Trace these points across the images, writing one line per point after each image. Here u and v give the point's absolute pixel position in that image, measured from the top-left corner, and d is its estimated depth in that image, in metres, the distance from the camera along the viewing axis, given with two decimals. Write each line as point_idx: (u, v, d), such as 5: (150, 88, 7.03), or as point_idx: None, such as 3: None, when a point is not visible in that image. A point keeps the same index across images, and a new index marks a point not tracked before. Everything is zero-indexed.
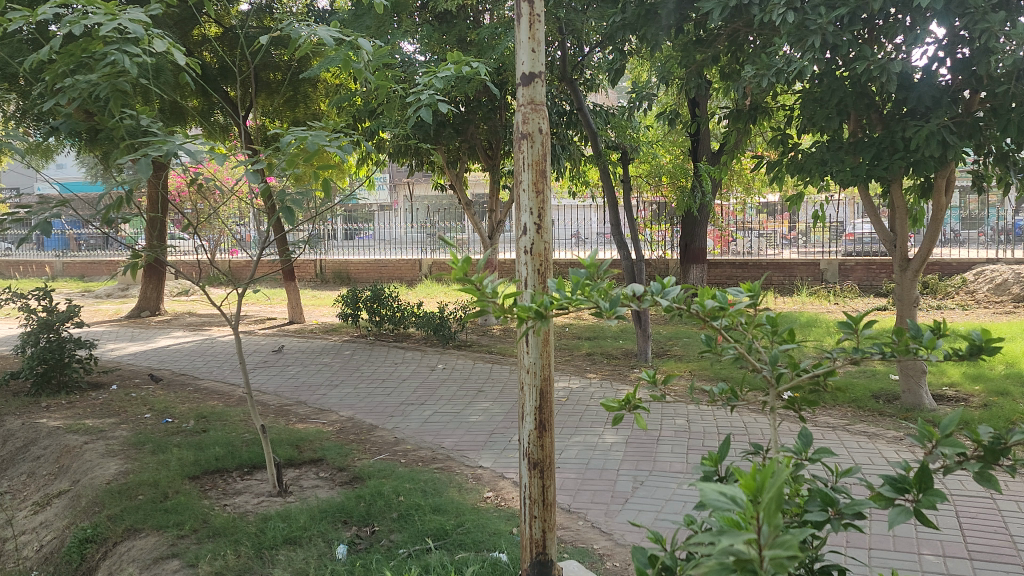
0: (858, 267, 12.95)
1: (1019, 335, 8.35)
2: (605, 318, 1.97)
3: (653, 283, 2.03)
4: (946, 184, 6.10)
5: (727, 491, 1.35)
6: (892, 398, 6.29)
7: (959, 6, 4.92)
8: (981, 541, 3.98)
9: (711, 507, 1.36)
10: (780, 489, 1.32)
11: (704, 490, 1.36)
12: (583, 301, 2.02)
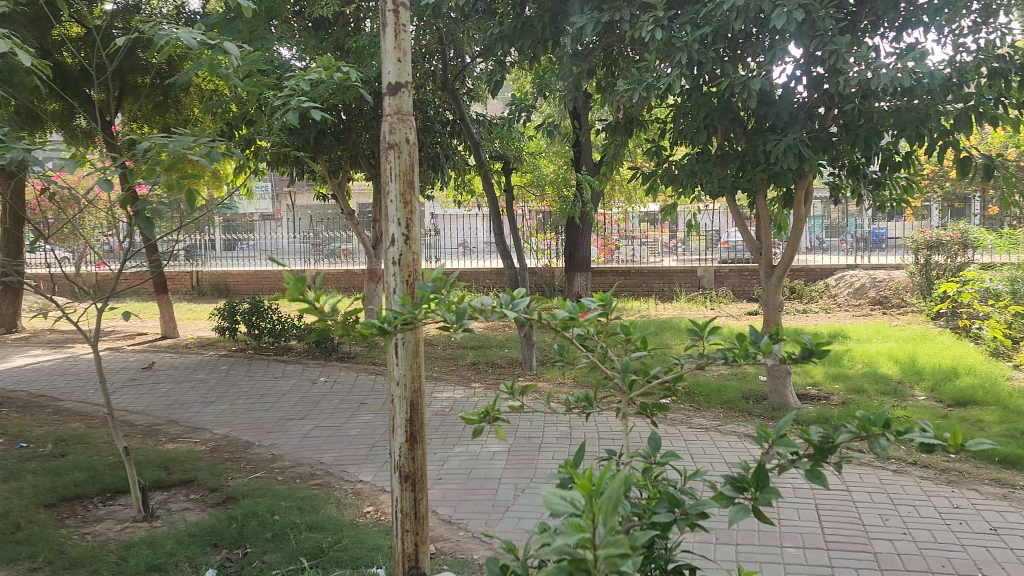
0: (732, 274, 13.55)
1: (874, 336, 8.94)
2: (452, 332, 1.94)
3: (502, 295, 2.04)
4: (806, 195, 6.45)
5: (567, 492, 1.40)
6: (761, 399, 6.60)
7: (810, 29, 5.24)
8: (838, 532, 4.23)
9: (553, 510, 1.39)
10: (618, 489, 1.38)
11: (546, 492, 1.40)
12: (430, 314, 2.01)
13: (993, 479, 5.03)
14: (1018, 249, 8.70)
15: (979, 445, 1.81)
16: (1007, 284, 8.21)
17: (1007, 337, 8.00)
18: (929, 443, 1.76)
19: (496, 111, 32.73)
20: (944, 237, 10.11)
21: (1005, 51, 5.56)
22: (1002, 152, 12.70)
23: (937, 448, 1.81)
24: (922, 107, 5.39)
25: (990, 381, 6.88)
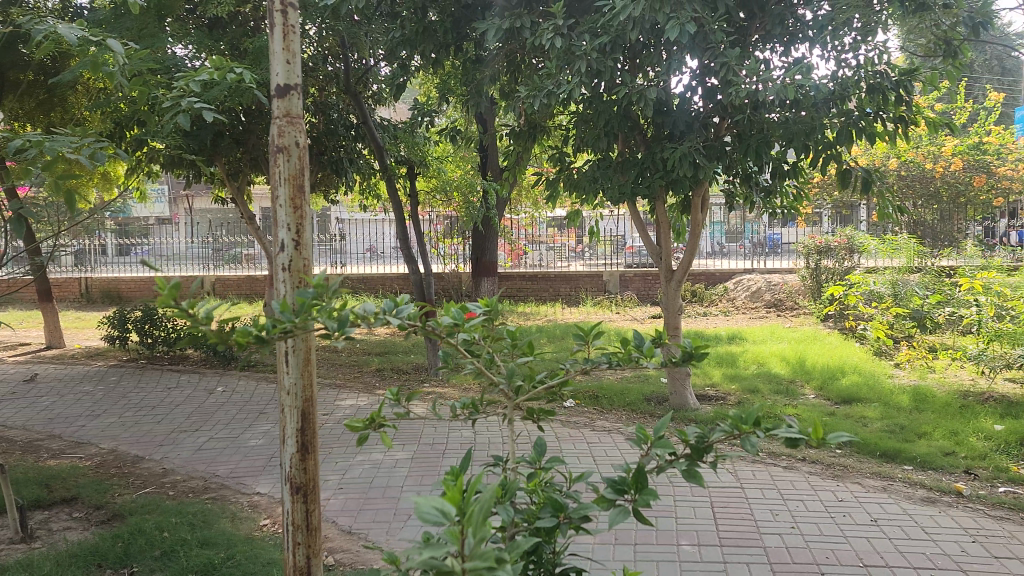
0: (636, 278, 13.84)
1: (768, 338, 9.30)
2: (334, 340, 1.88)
3: (385, 300, 1.99)
4: (702, 202, 6.65)
5: (442, 506, 1.49)
6: (662, 400, 6.75)
7: (702, 42, 5.41)
8: (731, 528, 4.36)
9: (425, 521, 1.49)
10: (487, 502, 1.48)
11: (418, 505, 1.49)
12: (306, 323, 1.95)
13: (874, 472, 5.29)
14: (898, 254, 9.20)
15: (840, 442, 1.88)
16: (888, 287, 8.66)
17: (889, 336, 8.45)
18: (797, 439, 1.84)
19: (401, 116, 32.61)
20: (832, 242, 10.60)
21: (882, 67, 5.87)
22: (885, 163, 13.40)
23: (803, 442, 1.89)
24: (808, 121, 5.65)
25: (874, 380, 7.24)
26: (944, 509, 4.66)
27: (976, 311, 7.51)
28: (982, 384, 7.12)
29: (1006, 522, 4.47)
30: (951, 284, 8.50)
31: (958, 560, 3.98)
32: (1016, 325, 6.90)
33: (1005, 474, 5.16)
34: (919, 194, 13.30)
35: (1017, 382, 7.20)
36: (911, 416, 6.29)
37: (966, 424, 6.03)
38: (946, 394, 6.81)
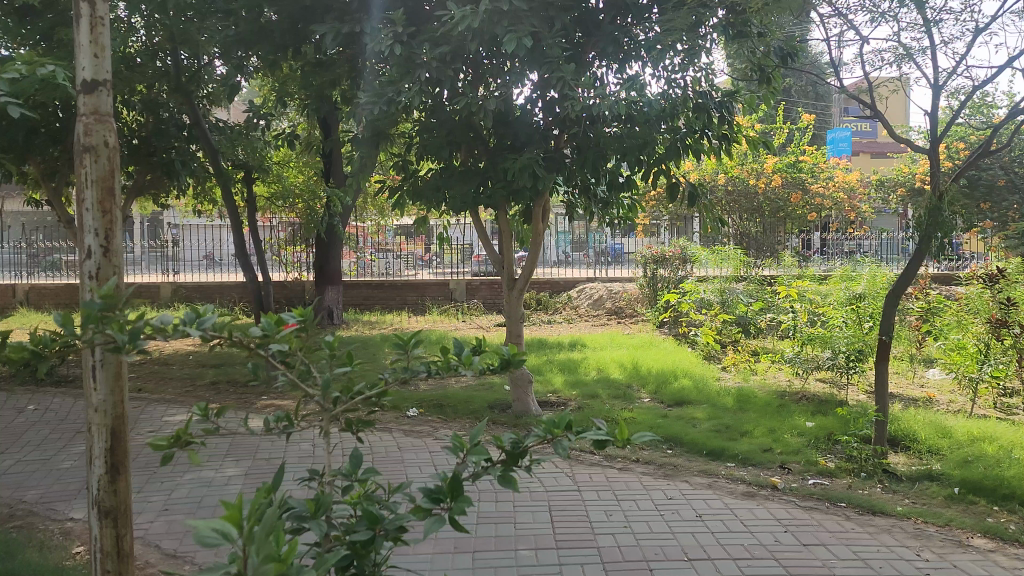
0: (482, 287, 13.90)
1: (607, 344, 9.64)
2: (124, 354, 1.90)
3: (186, 312, 1.98)
4: (543, 213, 6.79)
5: (221, 528, 1.54)
6: (505, 408, 6.83)
7: (540, 57, 5.56)
8: (568, 530, 4.48)
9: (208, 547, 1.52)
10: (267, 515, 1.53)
11: (197, 532, 1.51)
12: (102, 334, 1.94)
13: (701, 470, 5.59)
14: (725, 264, 9.81)
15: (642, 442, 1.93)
16: (717, 294, 9.19)
17: (717, 341, 8.98)
18: (606, 441, 1.90)
19: (239, 116, 31.51)
20: (667, 252, 11.19)
21: (707, 88, 6.22)
22: (714, 178, 14.25)
23: (610, 444, 1.97)
24: (643, 134, 5.87)
25: (702, 382, 7.66)
26: (762, 502, 4.98)
27: (792, 317, 8.13)
28: (797, 385, 7.70)
29: (814, 511, 4.84)
30: (771, 292, 9.15)
31: (772, 549, 4.26)
32: (825, 329, 7.54)
33: (815, 467, 5.60)
34: (744, 208, 14.26)
35: (827, 382, 7.84)
36: (735, 416, 6.70)
37: (783, 422, 6.50)
38: (766, 394, 7.32)
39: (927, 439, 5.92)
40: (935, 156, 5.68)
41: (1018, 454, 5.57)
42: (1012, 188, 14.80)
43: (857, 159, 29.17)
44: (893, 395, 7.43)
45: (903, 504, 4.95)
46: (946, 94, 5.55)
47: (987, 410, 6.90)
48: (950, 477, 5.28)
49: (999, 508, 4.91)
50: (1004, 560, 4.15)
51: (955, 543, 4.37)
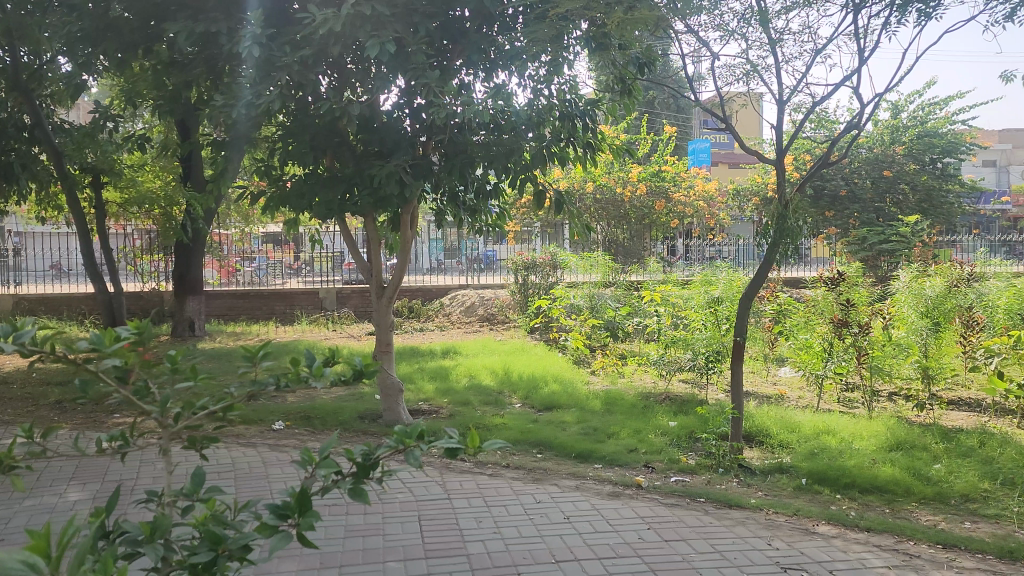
0: (353, 295, 13.64)
1: (479, 350, 9.68)
2: None
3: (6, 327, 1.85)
4: (411, 219, 6.74)
5: (25, 557, 1.52)
6: (375, 417, 6.74)
7: (405, 64, 5.55)
8: (437, 539, 4.45)
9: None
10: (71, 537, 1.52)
11: (4, 564, 1.48)
12: None
13: (570, 473, 5.69)
14: (594, 270, 10.06)
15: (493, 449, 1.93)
16: (585, 299, 9.36)
17: (586, 346, 9.16)
18: (457, 450, 1.90)
19: (83, 110, 29.62)
20: (538, 259, 11.36)
21: (572, 98, 6.36)
22: (582, 186, 14.68)
23: (462, 451, 1.95)
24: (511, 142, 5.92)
25: (572, 387, 7.78)
26: (626, 501, 5.13)
27: (657, 320, 8.45)
28: (661, 386, 8.01)
29: (676, 507, 5.03)
30: (638, 296, 9.37)
31: (637, 547, 4.39)
32: (687, 331, 7.91)
33: (677, 465, 5.83)
34: (611, 215, 14.78)
35: (689, 382, 8.18)
36: (602, 419, 6.86)
37: (647, 422, 6.71)
38: (632, 397, 7.53)
39: (778, 434, 6.27)
40: (781, 167, 6.03)
41: (859, 445, 5.98)
42: (853, 198, 16.08)
43: (716, 169, 30.65)
44: (749, 393, 7.81)
45: (756, 497, 5.22)
46: (790, 109, 5.90)
47: (832, 405, 7.39)
48: (798, 469, 5.61)
49: (841, 496, 5.26)
50: (845, 544, 4.44)
51: (803, 531, 4.65)
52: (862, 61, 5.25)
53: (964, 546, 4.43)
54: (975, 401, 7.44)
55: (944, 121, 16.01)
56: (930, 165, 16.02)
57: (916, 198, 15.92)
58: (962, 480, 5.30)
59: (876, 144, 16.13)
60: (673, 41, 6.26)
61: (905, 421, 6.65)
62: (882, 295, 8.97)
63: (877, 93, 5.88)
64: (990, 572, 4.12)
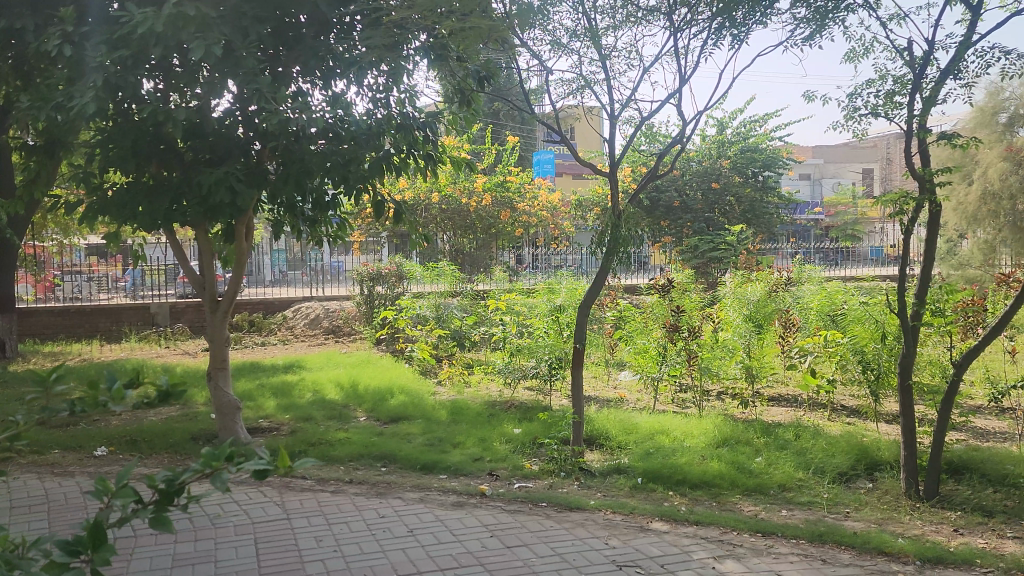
0: (188, 309, 12.89)
1: (324, 364, 9.45)
2: None
3: None
4: (246, 229, 6.48)
5: None
6: (210, 438, 6.42)
7: (235, 68, 5.34)
8: (274, 561, 4.29)
9: None
10: None
11: None
12: None
13: (414, 485, 5.65)
14: (440, 279, 10.03)
15: (308, 467, 1.87)
16: (432, 309, 9.36)
17: (432, 356, 9.06)
18: (267, 470, 1.82)
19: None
20: (383, 269, 11.20)
21: (411, 108, 6.33)
22: (428, 197, 14.67)
23: (273, 471, 1.89)
24: (351, 152, 5.82)
25: (418, 398, 7.75)
26: (470, 510, 5.15)
27: (502, 328, 8.46)
28: (507, 394, 8.14)
29: (518, 513, 5.10)
30: (484, 306, 9.54)
31: (478, 555, 4.41)
32: (531, 339, 8.02)
33: (520, 471, 5.92)
34: (457, 224, 14.86)
35: (534, 390, 8.36)
36: (448, 429, 6.86)
37: (492, 430, 6.78)
38: (478, 405, 7.57)
39: (617, 437, 6.51)
40: (614, 179, 6.27)
41: (690, 443, 6.31)
42: (686, 208, 16.95)
43: (560, 180, 31.56)
44: (590, 398, 8.06)
45: (594, 498, 5.39)
46: (621, 124, 6.15)
47: (667, 406, 7.75)
48: (635, 469, 5.85)
49: (673, 492, 5.53)
50: (675, 539, 4.66)
51: (637, 529, 4.84)
52: (683, 79, 5.57)
53: (781, 532, 4.76)
54: (792, 398, 8.04)
55: (764, 137, 17.20)
56: (752, 177, 17.13)
57: (741, 208, 17.04)
58: (780, 471, 5.72)
59: (705, 158, 17.11)
60: (509, 55, 6.37)
61: (730, 418, 7.07)
62: (711, 301, 9.51)
63: (698, 110, 6.25)
64: (802, 555, 4.45)
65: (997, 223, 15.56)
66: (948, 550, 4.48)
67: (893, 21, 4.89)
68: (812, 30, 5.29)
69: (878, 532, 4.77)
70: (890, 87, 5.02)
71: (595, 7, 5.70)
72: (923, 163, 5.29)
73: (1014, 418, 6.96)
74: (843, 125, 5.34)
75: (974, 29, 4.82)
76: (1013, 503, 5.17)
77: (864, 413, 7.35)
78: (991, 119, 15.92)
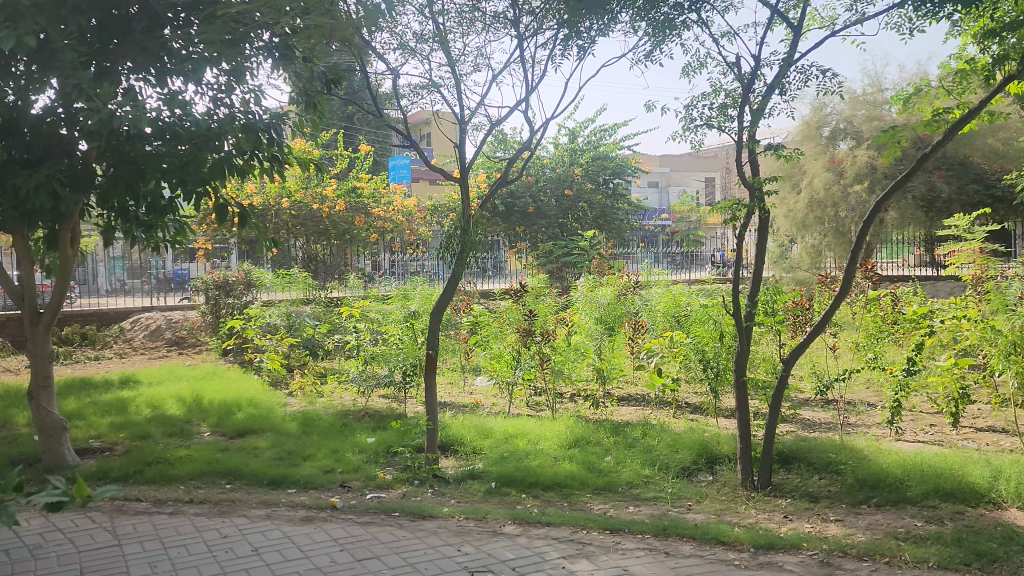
0: (9, 323, 11.88)
1: (165, 378, 8.94)
2: None
3: None
4: (71, 236, 6.02)
5: None
6: (31, 463, 5.91)
7: (55, 61, 4.97)
8: None
9: None
10: None
11: None
12: None
13: (260, 501, 5.42)
14: (291, 287, 9.72)
15: (110, 493, 1.79)
16: (283, 318, 9.05)
17: (283, 366, 8.78)
18: (62, 501, 1.74)
19: None
20: (231, 277, 10.66)
21: (255, 109, 6.08)
22: (278, 202, 14.14)
23: (68, 502, 1.77)
24: (190, 154, 5.44)
25: (267, 410, 7.47)
26: (319, 524, 4.99)
27: (357, 336, 8.24)
28: (361, 403, 8.01)
29: (370, 525, 4.99)
30: (337, 313, 9.30)
31: (327, 571, 4.28)
32: (385, 346, 7.91)
33: (373, 481, 5.82)
34: (311, 231, 14.45)
35: (389, 398, 8.27)
36: (298, 441, 6.64)
37: (344, 441, 6.63)
38: (331, 416, 7.38)
39: (471, 442, 6.53)
40: (465, 184, 6.27)
41: (542, 445, 6.41)
42: (540, 214, 17.14)
43: (417, 185, 31.55)
44: (446, 404, 8.06)
45: (448, 505, 5.36)
46: (471, 129, 6.17)
47: (521, 409, 7.86)
48: (488, 473, 5.87)
49: (526, 495, 5.59)
50: (527, 541, 4.71)
51: (490, 534, 4.85)
52: (530, 88, 5.69)
53: (627, 528, 4.91)
54: (640, 397, 8.36)
55: (613, 145, 17.78)
56: (603, 184, 17.67)
57: (592, 214, 17.55)
58: (628, 469, 5.93)
59: (558, 165, 17.54)
60: (357, 57, 6.24)
61: (582, 419, 7.24)
62: (564, 306, 9.76)
63: (546, 118, 6.39)
64: (647, 549, 4.60)
65: (822, 229, 16.82)
66: (778, 536, 4.75)
67: (725, 37, 5.16)
68: (652, 44, 5.53)
69: (717, 523, 5.01)
70: (723, 100, 5.30)
71: (443, 12, 5.70)
72: (753, 173, 5.61)
73: (836, 409, 7.53)
74: (681, 135, 5.58)
75: (795, 47, 5.17)
76: (836, 488, 5.56)
77: (705, 409, 7.72)
78: (815, 133, 17.23)
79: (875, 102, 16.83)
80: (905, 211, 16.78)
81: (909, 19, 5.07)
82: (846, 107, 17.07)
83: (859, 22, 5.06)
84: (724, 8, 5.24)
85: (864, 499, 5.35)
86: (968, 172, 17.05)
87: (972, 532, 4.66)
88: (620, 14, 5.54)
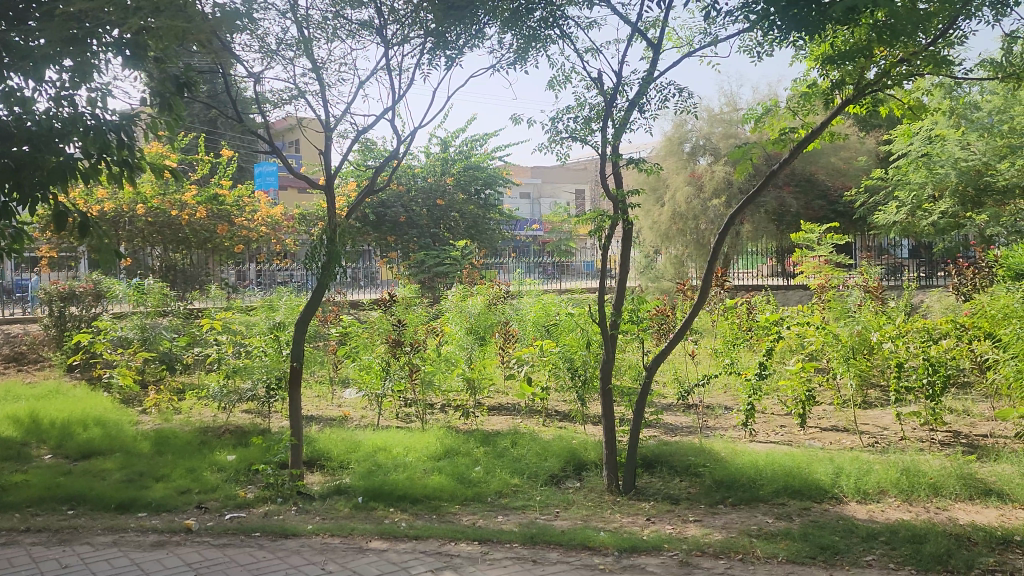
0: None
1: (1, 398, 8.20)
2: None
3: None
4: None
5: None
6: None
7: None
8: None
9: None
10: None
11: None
12: None
13: (107, 526, 5.07)
14: (146, 298, 9.20)
15: None
16: (136, 331, 8.52)
17: (137, 382, 8.28)
18: None
19: None
20: (77, 288, 9.94)
21: (103, 110, 5.70)
22: (131, 208, 13.29)
23: None
24: (28, 156, 5.14)
25: (117, 430, 7.00)
26: (173, 549, 4.72)
27: (218, 349, 7.88)
28: (221, 420, 7.67)
29: (227, 547, 4.76)
30: (197, 326, 8.88)
31: None
32: (248, 358, 7.60)
33: (232, 501, 5.57)
34: (168, 238, 13.69)
35: (252, 413, 7.96)
36: (150, 461, 6.27)
37: (202, 459, 6.31)
38: (188, 433, 7.01)
39: (338, 456, 6.39)
40: (330, 192, 6.11)
41: (411, 457, 6.33)
42: (411, 223, 16.97)
43: (285, 194, 30.77)
44: (312, 418, 7.86)
45: (312, 523, 5.20)
46: (336, 137, 6.04)
47: (390, 422, 7.74)
48: (355, 488, 5.74)
49: (394, 509, 5.51)
50: (394, 556, 4.62)
51: (355, 550, 4.73)
52: (397, 96, 5.64)
53: (495, 538, 4.91)
54: (511, 406, 8.42)
55: (484, 156, 17.94)
56: (475, 195, 17.77)
57: (464, 224, 17.59)
58: (496, 479, 5.94)
59: (429, 174, 17.48)
60: (217, 61, 6.00)
61: (452, 430, 7.21)
62: (435, 316, 9.72)
63: (415, 126, 6.36)
64: (515, 558, 4.61)
65: (684, 241, 17.56)
66: (641, 539, 4.88)
67: (588, 53, 5.30)
68: (519, 57, 5.60)
69: (583, 529, 5.10)
70: (587, 113, 5.43)
71: (307, 17, 5.56)
72: (616, 185, 5.76)
73: (696, 414, 7.85)
74: (547, 147, 5.68)
75: (654, 66, 5.35)
76: (695, 489, 5.78)
77: (573, 417, 7.86)
78: (677, 148, 17.97)
79: (731, 121, 17.74)
80: (759, 224, 17.75)
81: (758, 43, 5.37)
82: (705, 125, 17.89)
83: (713, 44, 5.31)
84: (586, 25, 5.38)
85: (721, 499, 5.59)
86: (814, 189, 18.30)
87: (818, 526, 4.95)
88: (487, 26, 5.58)
